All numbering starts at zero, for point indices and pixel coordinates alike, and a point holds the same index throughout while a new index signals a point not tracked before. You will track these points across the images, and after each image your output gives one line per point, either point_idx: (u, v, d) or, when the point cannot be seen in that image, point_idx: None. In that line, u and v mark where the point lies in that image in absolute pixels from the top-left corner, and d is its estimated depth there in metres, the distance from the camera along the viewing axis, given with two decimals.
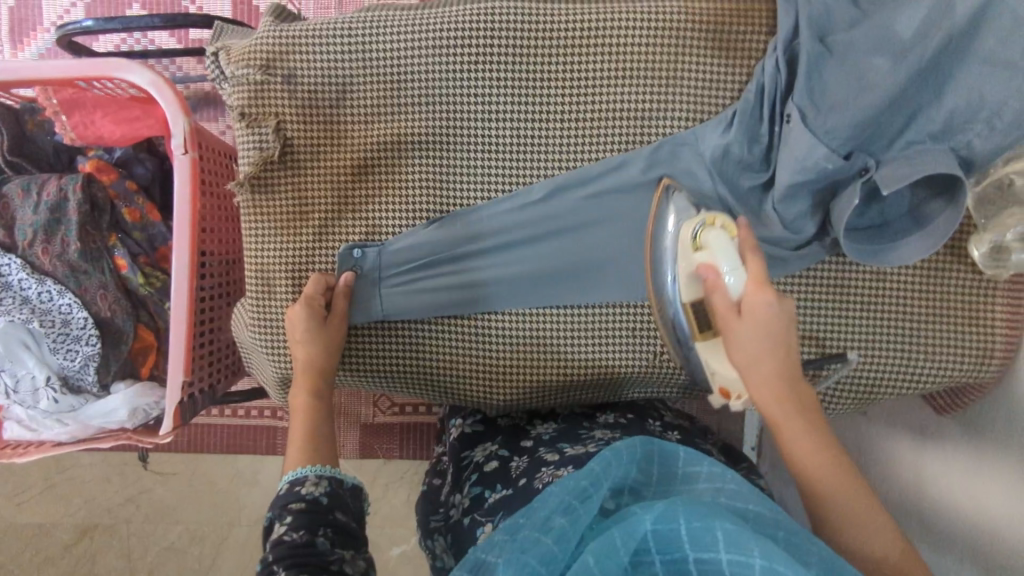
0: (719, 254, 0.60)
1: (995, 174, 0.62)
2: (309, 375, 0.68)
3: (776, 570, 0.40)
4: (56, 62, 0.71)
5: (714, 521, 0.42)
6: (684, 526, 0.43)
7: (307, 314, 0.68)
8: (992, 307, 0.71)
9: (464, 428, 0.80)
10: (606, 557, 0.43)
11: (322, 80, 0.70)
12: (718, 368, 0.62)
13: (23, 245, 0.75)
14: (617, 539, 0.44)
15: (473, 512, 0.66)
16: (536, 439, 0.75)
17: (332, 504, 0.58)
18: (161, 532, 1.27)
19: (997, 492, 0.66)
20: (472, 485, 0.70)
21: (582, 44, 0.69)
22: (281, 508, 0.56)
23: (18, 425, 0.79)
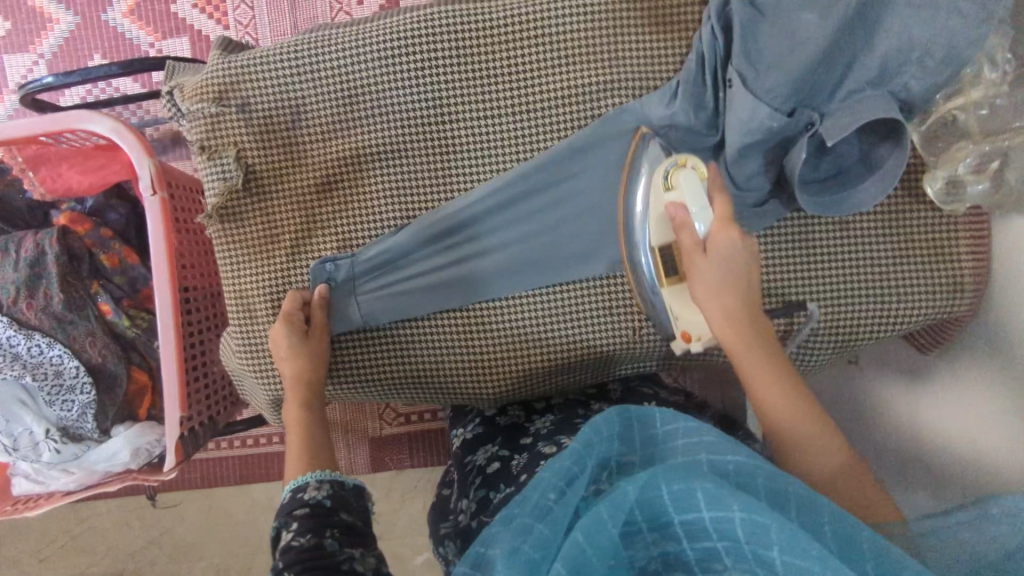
0: (689, 194, 0.61)
1: (938, 111, 0.64)
2: (298, 391, 0.69)
3: (755, 520, 0.41)
4: (19, 121, 0.72)
5: (694, 482, 0.43)
6: (666, 492, 0.43)
7: (287, 331, 0.69)
8: (957, 242, 0.72)
9: (463, 435, 0.79)
10: (597, 532, 0.43)
11: (276, 104, 0.72)
12: (682, 313, 0.64)
13: (6, 302, 0.76)
14: (603, 514, 0.44)
15: (479, 515, 0.66)
16: (535, 435, 0.74)
17: (336, 505, 0.59)
18: (186, 569, 1.29)
19: (987, 424, 0.67)
20: (476, 491, 0.70)
21: (521, 37, 0.71)
22: (287, 516, 0.58)
23: (26, 479, 0.81)
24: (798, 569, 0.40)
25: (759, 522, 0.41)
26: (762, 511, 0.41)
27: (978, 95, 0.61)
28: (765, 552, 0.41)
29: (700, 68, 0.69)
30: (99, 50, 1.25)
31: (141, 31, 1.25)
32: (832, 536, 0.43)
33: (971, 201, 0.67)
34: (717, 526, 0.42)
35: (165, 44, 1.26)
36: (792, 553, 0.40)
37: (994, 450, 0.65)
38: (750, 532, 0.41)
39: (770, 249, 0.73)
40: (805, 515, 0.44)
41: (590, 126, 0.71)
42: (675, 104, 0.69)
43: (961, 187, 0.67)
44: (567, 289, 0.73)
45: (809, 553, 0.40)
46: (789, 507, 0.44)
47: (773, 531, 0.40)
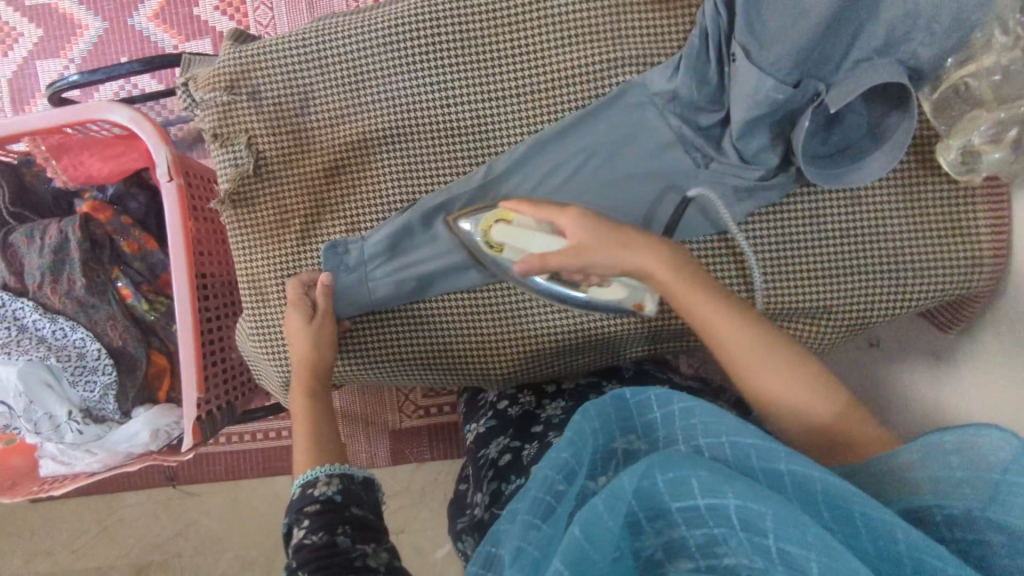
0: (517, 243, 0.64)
1: (950, 79, 0.63)
2: (304, 381, 0.70)
3: (750, 507, 0.41)
4: (42, 112, 0.75)
5: (689, 470, 0.43)
6: (661, 480, 0.43)
7: (295, 312, 0.70)
8: (976, 212, 0.70)
9: (479, 428, 0.78)
10: (593, 523, 0.41)
11: (285, 91, 0.73)
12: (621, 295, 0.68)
13: (33, 287, 0.79)
14: (598, 506, 0.42)
15: (493, 506, 0.65)
16: (547, 423, 0.73)
17: (347, 500, 0.59)
18: (212, 561, 1.31)
19: (1010, 401, 0.65)
20: (489, 483, 0.69)
21: (524, 18, 0.71)
22: (298, 512, 0.58)
23: (52, 461, 0.83)
24: (794, 556, 0.40)
25: (753, 509, 0.41)
26: (755, 497, 0.41)
27: (990, 62, 0.60)
28: (761, 539, 0.41)
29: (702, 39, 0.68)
30: (126, 51, 1.29)
31: (165, 34, 1.29)
32: (829, 513, 0.44)
33: (986, 170, 0.65)
34: (711, 513, 0.42)
35: (188, 46, 1.29)
36: (787, 539, 0.40)
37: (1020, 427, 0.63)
38: (744, 518, 0.41)
39: (772, 222, 0.72)
40: (803, 499, 0.44)
41: (595, 105, 0.71)
42: (681, 71, 0.69)
43: (975, 155, 0.65)
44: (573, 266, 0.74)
45: (805, 539, 0.40)
46: (786, 489, 0.44)
47: (768, 518, 0.41)
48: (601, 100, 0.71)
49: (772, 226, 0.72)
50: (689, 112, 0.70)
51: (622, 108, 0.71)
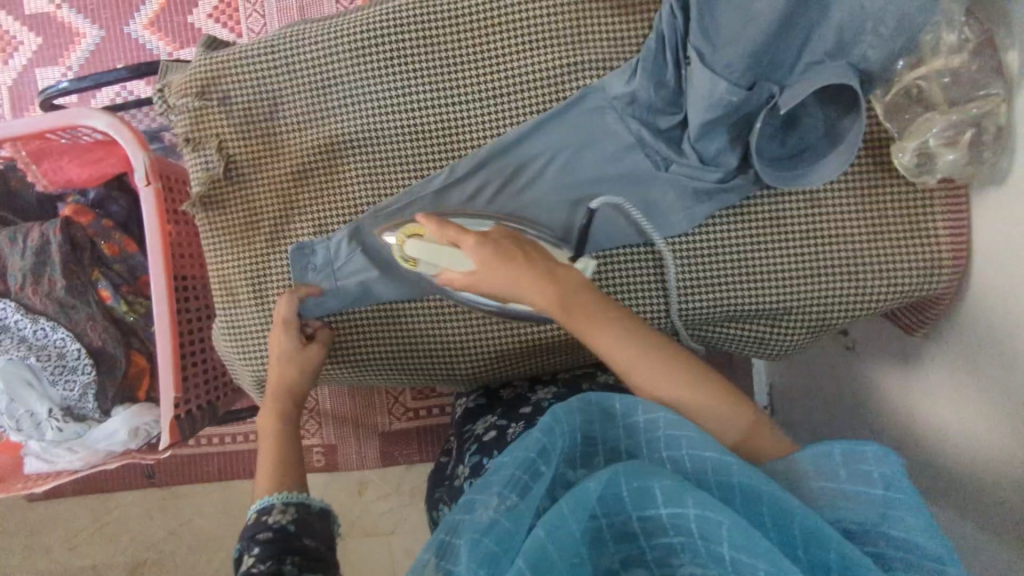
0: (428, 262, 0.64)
1: (903, 81, 0.63)
2: (276, 401, 0.71)
3: (709, 516, 0.40)
4: (23, 118, 0.78)
5: (652, 478, 0.43)
6: (625, 488, 0.43)
7: (285, 338, 0.72)
8: (933, 215, 0.70)
9: (466, 404, 0.83)
10: (558, 526, 0.42)
11: (253, 97, 0.75)
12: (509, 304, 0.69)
13: (15, 289, 0.82)
14: (565, 506, 0.42)
15: (469, 478, 0.68)
16: (536, 405, 0.75)
17: (300, 530, 0.60)
18: (204, 560, 1.33)
19: (979, 408, 0.65)
20: (472, 455, 0.71)
21: (485, 24, 0.73)
22: (250, 539, 0.58)
23: (35, 459, 0.85)
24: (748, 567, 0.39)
25: (712, 519, 0.41)
26: (714, 506, 0.41)
27: (940, 64, 0.61)
28: (716, 547, 0.41)
29: (657, 42, 0.69)
30: (122, 58, 1.32)
31: (159, 42, 1.32)
32: (773, 522, 0.44)
33: (942, 172, 0.66)
34: (674, 522, 0.42)
35: (182, 53, 1.32)
36: (742, 550, 0.40)
37: (988, 433, 0.63)
38: (705, 529, 0.41)
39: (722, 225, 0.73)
40: (750, 508, 0.45)
41: (557, 109, 0.72)
42: (638, 74, 0.70)
43: (932, 157, 0.65)
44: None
45: (757, 549, 0.39)
46: (738, 506, 0.45)
47: (725, 528, 0.40)
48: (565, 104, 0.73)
49: (727, 228, 0.73)
50: (648, 115, 0.71)
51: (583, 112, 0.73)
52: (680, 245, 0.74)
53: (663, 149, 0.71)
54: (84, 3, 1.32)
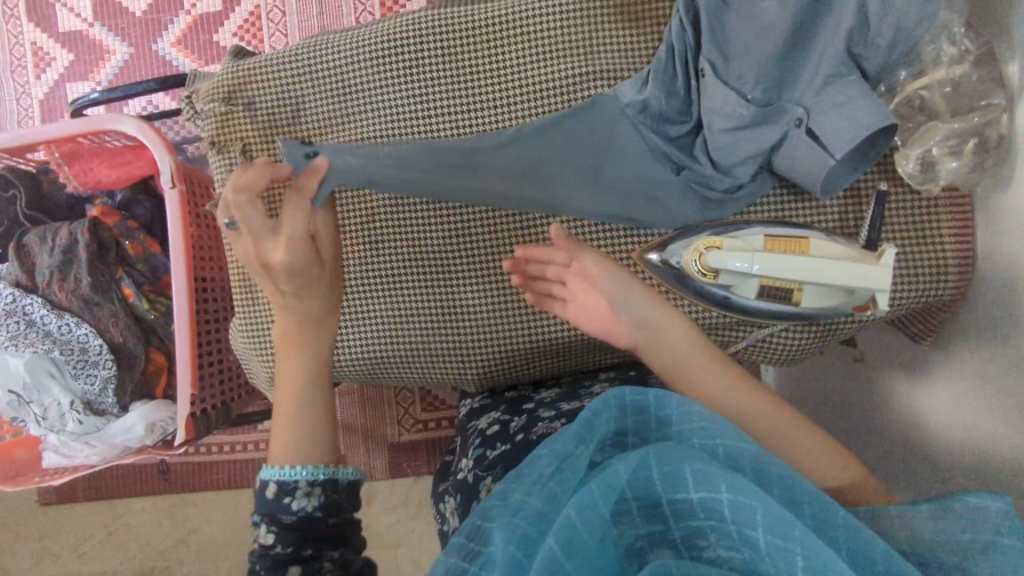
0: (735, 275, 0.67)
1: (904, 92, 0.66)
2: (294, 337, 0.64)
3: (741, 502, 0.42)
4: (58, 121, 0.81)
5: (684, 462, 0.44)
6: (655, 471, 0.44)
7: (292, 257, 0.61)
8: (939, 224, 0.71)
9: (472, 407, 0.84)
10: (587, 508, 0.43)
11: (278, 104, 0.78)
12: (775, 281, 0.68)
13: (42, 285, 0.84)
14: (595, 491, 0.44)
15: (473, 469, 0.69)
16: (538, 402, 0.77)
17: (326, 514, 0.56)
18: (212, 568, 1.34)
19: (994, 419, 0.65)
20: (473, 450, 0.73)
21: (501, 36, 0.75)
22: (273, 518, 0.54)
23: (54, 453, 0.87)
24: (783, 552, 0.40)
25: (744, 503, 0.42)
26: (745, 491, 0.42)
27: (941, 74, 0.64)
28: (751, 532, 0.42)
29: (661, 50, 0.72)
30: (149, 73, 1.37)
31: (185, 59, 1.37)
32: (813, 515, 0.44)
33: (944, 180, 0.67)
34: (705, 506, 0.43)
35: (206, 70, 1.36)
36: (778, 536, 0.41)
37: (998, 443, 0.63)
38: (735, 511, 0.42)
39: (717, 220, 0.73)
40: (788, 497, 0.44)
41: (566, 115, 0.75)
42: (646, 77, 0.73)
43: (934, 166, 0.67)
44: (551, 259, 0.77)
45: (790, 534, 0.40)
46: (775, 490, 0.45)
47: (758, 513, 0.41)
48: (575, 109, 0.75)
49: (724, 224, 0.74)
50: (659, 122, 0.73)
51: (590, 118, 0.75)
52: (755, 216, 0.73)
53: (674, 155, 0.73)
54: (116, 20, 1.38)
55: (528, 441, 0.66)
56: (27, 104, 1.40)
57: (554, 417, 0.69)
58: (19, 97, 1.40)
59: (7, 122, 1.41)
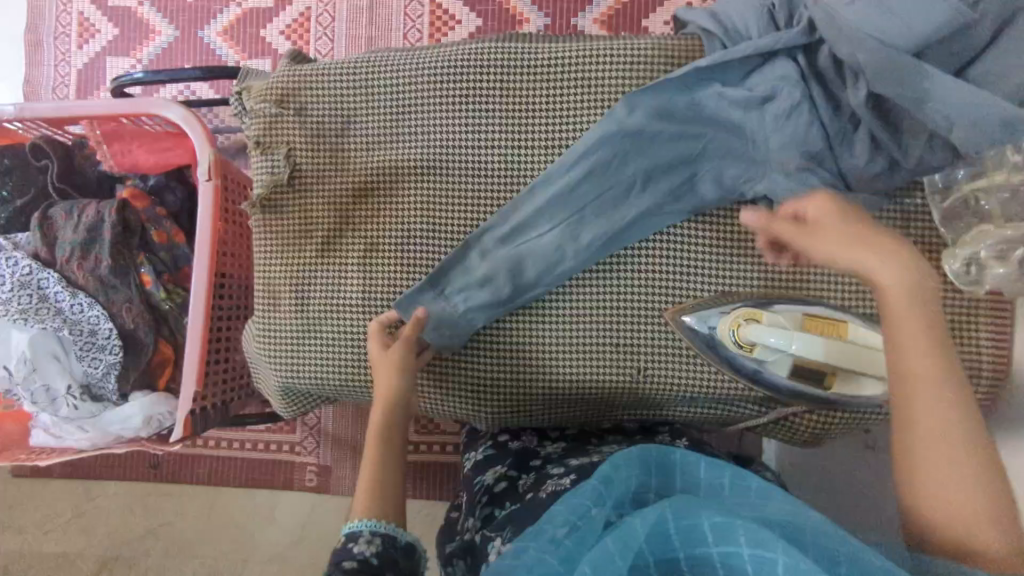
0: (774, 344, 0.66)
1: (963, 189, 0.66)
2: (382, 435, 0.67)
3: (763, 552, 0.40)
4: (106, 100, 0.81)
5: (701, 514, 0.43)
6: (673, 522, 0.43)
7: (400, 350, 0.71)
8: (977, 327, 0.70)
9: (476, 454, 0.82)
10: (604, 564, 0.42)
11: (330, 114, 0.78)
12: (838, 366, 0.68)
13: (61, 261, 0.83)
14: (609, 548, 0.42)
15: (482, 529, 0.67)
16: (545, 458, 0.76)
17: (382, 566, 0.57)
18: (177, 566, 1.30)
19: None
20: (481, 508, 0.71)
21: (561, 79, 0.75)
22: (334, 566, 0.56)
23: (44, 433, 0.86)
24: None
25: (766, 555, 0.40)
26: (768, 542, 0.40)
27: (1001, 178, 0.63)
28: None
29: (747, 74, 0.71)
30: (191, 59, 1.37)
31: (230, 49, 1.36)
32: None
33: (989, 284, 0.66)
34: (725, 558, 0.41)
35: (249, 63, 1.36)
36: None
37: None
38: (758, 565, 0.40)
39: (752, 269, 0.73)
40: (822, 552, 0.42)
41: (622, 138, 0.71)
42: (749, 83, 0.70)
43: (981, 269, 0.66)
44: (584, 306, 0.75)
45: None
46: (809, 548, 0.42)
47: (780, 565, 0.39)
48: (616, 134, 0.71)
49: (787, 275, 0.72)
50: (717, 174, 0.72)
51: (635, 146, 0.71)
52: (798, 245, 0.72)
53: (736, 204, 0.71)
54: (166, 3, 1.38)
55: (537, 500, 0.65)
56: (65, 73, 1.40)
57: (563, 473, 0.68)
58: (58, 63, 1.40)
59: (42, 88, 1.41)
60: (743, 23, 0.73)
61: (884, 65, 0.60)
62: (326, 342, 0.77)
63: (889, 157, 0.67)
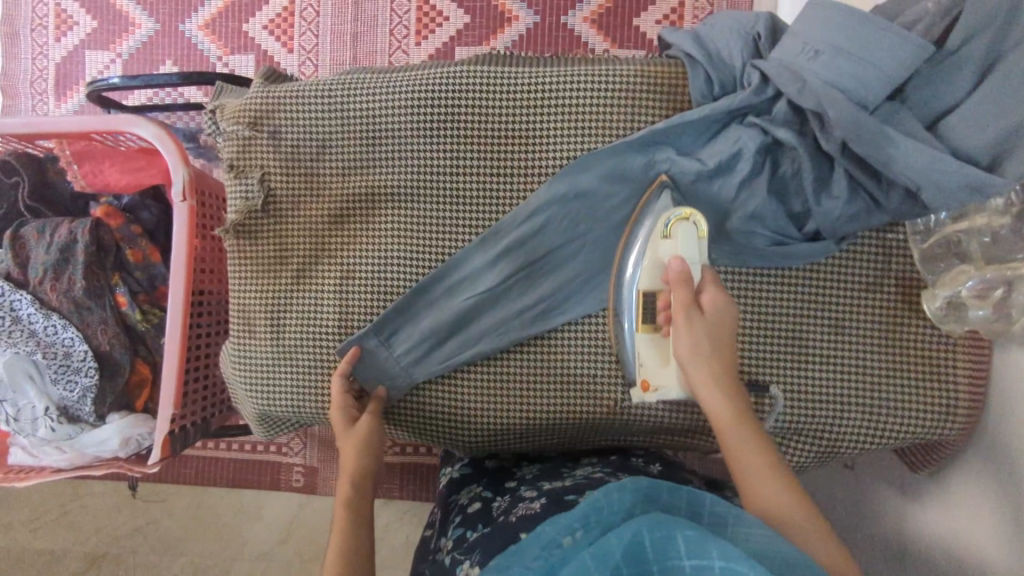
0: (683, 249, 0.66)
1: (944, 230, 0.65)
2: (346, 493, 0.67)
3: (735, 569, 0.39)
4: (75, 119, 0.80)
5: (676, 529, 0.43)
6: (648, 538, 0.43)
7: (340, 416, 0.72)
8: (954, 363, 0.70)
9: (451, 474, 0.82)
10: None
11: (304, 137, 0.76)
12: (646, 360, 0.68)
13: (34, 282, 0.82)
14: (585, 561, 0.42)
15: (453, 551, 0.67)
16: (519, 479, 0.77)
17: None
18: (165, 564, 1.29)
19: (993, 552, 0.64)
20: (455, 527, 0.71)
21: (538, 103, 0.73)
22: None
23: (22, 450, 0.84)
24: None
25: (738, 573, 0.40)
26: (741, 560, 0.40)
27: (982, 222, 0.62)
28: None
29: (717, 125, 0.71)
30: (171, 57, 1.33)
31: (212, 44, 1.33)
32: None
33: (970, 326, 0.65)
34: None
35: (232, 59, 1.33)
36: None
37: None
38: None
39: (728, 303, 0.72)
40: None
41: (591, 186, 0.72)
42: (705, 149, 0.71)
43: (962, 309, 0.65)
44: (558, 338, 0.75)
45: None
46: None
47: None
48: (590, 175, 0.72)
49: (765, 307, 0.72)
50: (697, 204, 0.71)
51: (603, 196, 0.72)
52: (776, 277, 0.71)
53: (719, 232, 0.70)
54: None
55: (507, 524, 0.65)
56: (42, 66, 1.36)
57: (534, 497, 0.68)
58: (36, 57, 1.37)
59: (20, 81, 1.37)
60: (726, 48, 0.71)
61: (854, 117, 0.59)
62: (303, 369, 0.77)
63: (868, 196, 0.65)
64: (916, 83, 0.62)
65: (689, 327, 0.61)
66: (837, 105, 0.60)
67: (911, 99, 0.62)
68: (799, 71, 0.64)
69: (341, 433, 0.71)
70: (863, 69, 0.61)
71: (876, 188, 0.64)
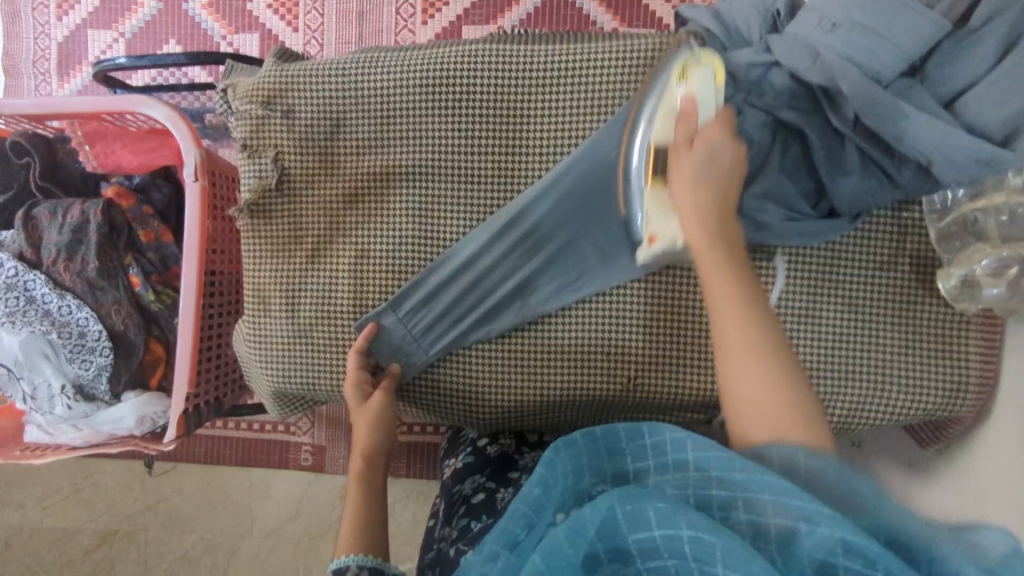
0: (700, 89, 0.62)
1: (959, 209, 0.65)
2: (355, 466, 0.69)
3: (704, 539, 0.40)
4: (86, 98, 0.79)
5: (646, 502, 0.42)
6: (619, 510, 0.43)
7: (352, 390, 0.73)
8: (967, 341, 0.71)
9: (456, 464, 0.82)
10: (552, 554, 0.41)
11: (317, 116, 0.76)
12: (656, 213, 0.66)
13: (47, 262, 0.82)
14: (559, 538, 0.42)
15: (457, 542, 0.68)
16: (522, 470, 0.78)
17: None
18: (175, 541, 1.29)
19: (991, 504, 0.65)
20: (459, 518, 0.72)
21: (548, 79, 0.73)
22: None
23: (37, 428, 0.85)
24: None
25: (706, 542, 0.40)
26: (709, 529, 0.40)
27: (999, 200, 0.62)
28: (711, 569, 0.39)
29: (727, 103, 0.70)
30: (175, 36, 1.32)
31: (215, 22, 1.31)
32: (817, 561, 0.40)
33: (985, 304, 0.66)
34: (668, 544, 0.41)
35: (236, 38, 1.31)
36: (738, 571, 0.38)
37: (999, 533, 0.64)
38: (699, 551, 0.40)
39: None
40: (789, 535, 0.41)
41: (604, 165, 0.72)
42: None
43: (976, 288, 0.66)
44: (571, 317, 0.75)
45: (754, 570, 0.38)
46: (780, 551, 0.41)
47: (720, 548, 0.39)
48: (603, 156, 0.72)
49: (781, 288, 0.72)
50: None
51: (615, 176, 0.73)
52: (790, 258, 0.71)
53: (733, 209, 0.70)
54: None
55: None
56: (44, 46, 1.35)
57: None
58: (37, 37, 1.35)
59: (22, 61, 1.36)
60: (745, 24, 0.71)
61: (871, 94, 0.59)
62: (319, 348, 0.77)
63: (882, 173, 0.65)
64: (934, 61, 0.62)
65: (690, 182, 0.59)
66: (854, 82, 0.60)
67: (928, 77, 0.62)
68: (816, 47, 0.63)
69: (353, 412, 0.72)
70: (881, 45, 0.60)
71: (892, 164, 0.64)
